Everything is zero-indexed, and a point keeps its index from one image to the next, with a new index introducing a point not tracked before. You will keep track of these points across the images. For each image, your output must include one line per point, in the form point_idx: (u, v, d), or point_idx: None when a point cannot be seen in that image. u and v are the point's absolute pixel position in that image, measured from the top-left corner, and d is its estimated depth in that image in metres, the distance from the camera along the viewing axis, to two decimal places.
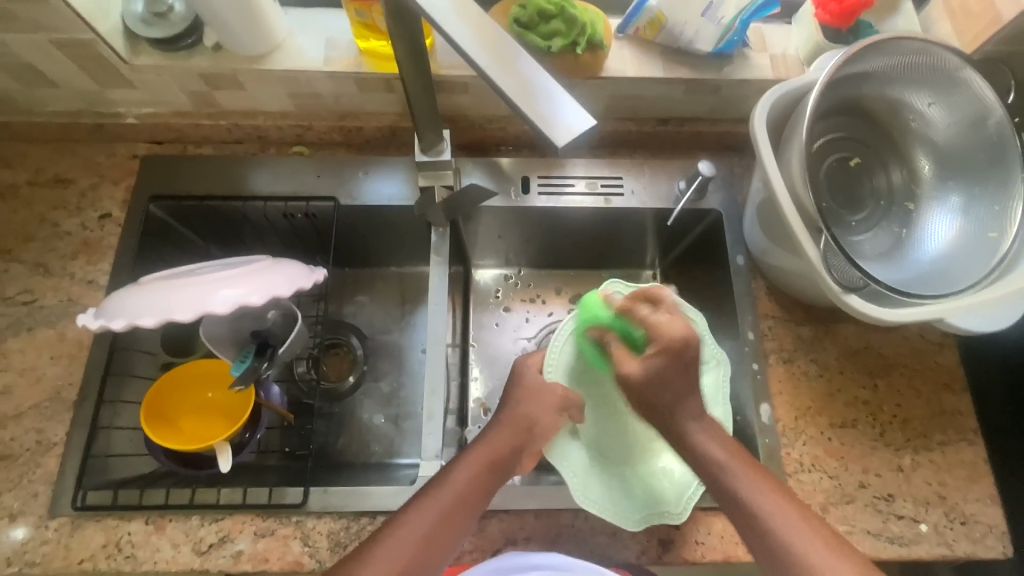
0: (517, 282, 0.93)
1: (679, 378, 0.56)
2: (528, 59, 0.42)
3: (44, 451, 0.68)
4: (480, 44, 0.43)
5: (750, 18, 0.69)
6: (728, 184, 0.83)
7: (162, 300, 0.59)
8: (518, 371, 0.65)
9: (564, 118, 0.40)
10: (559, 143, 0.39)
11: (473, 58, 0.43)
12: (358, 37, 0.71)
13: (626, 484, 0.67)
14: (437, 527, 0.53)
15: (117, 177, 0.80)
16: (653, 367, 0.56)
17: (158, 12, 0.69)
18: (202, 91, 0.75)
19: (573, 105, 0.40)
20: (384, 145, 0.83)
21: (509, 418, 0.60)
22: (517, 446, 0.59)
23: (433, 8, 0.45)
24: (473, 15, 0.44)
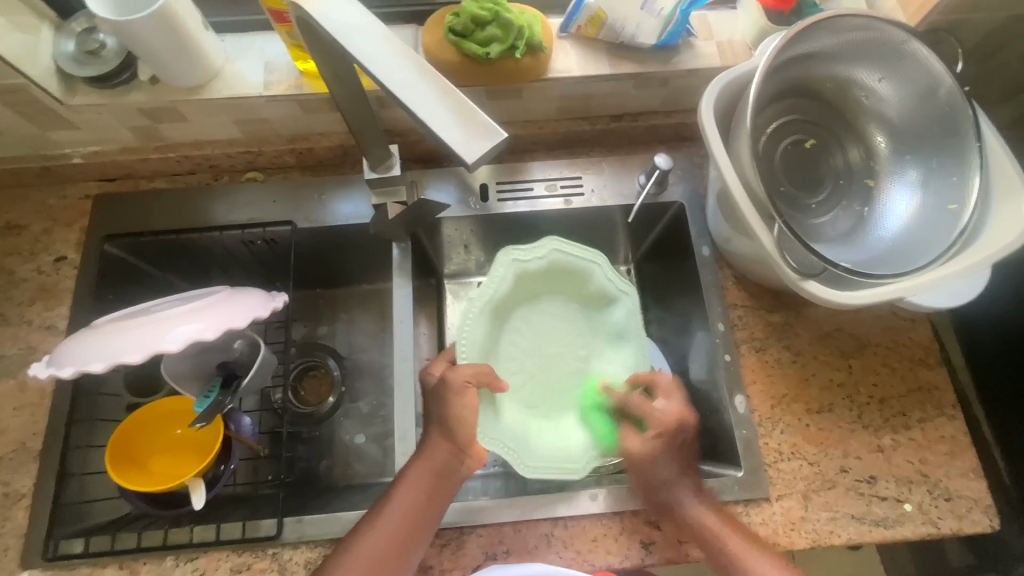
0: None
1: (679, 457, 0.66)
2: (442, 77, 0.43)
3: (13, 503, 0.67)
4: (390, 67, 0.43)
5: (689, 8, 0.67)
6: (689, 175, 0.82)
7: (112, 344, 0.58)
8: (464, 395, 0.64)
9: (477, 132, 0.40)
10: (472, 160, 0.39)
11: (385, 81, 0.43)
12: (295, 59, 0.69)
13: (558, 437, 0.72)
14: (384, 546, 0.58)
15: (70, 219, 0.79)
16: (652, 448, 0.65)
17: (90, 50, 0.68)
18: (145, 126, 0.74)
19: (486, 120, 0.41)
20: (337, 163, 0.82)
21: (437, 427, 0.63)
22: (453, 449, 0.62)
23: (340, 29, 0.44)
24: (382, 37, 0.44)
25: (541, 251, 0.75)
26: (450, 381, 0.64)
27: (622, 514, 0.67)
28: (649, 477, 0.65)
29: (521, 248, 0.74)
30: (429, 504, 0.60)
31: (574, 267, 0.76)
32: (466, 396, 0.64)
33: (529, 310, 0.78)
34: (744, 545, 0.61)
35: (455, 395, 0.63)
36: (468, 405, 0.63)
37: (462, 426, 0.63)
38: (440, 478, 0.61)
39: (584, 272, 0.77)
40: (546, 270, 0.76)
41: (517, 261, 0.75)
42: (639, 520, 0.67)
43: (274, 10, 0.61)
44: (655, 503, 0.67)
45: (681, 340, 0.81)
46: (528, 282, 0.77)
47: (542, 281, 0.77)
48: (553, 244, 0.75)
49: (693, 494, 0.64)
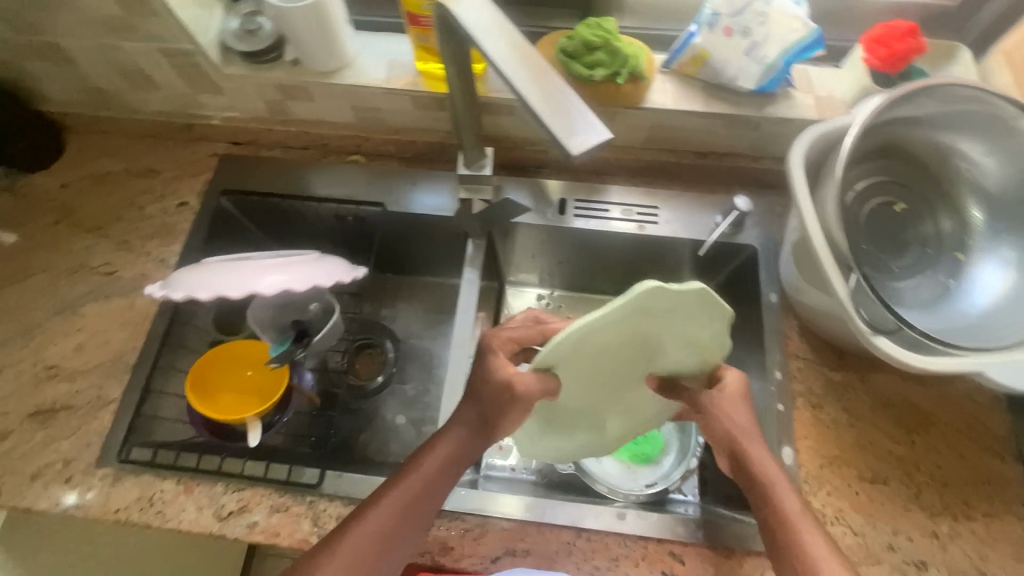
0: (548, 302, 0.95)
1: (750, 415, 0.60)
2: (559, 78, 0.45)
3: (102, 406, 0.75)
4: (511, 62, 0.47)
5: (794, 58, 0.69)
6: (766, 221, 0.82)
7: (219, 279, 0.65)
8: (491, 409, 0.59)
9: (581, 127, 0.42)
10: (572, 150, 0.41)
11: (505, 73, 0.46)
12: (419, 59, 0.76)
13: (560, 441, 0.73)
14: (395, 523, 0.56)
15: (197, 172, 0.90)
16: (733, 411, 0.60)
17: (250, 30, 0.77)
18: (277, 101, 0.83)
19: (591, 117, 0.43)
20: (432, 158, 0.88)
21: (470, 416, 0.60)
22: (480, 441, 0.60)
23: (473, 26, 0.49)
24: (505, 34, 0.48)
25: (680, 291, 0.52)
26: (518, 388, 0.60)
27: (647, 541, 0.67)
28: (737, 443, 0.59)
29: (667, 287, 0.51)
30: (438, 490, 0.59)
31: (695, 311, 0.55)
32: (518, 410, 0.60)
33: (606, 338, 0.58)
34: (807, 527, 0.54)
35: (513, 405, 0.60)
36: (514, 418, 0.61)
37: (496, 426, 0.60)
38: (459, 464, 0.60)
39: (698, 320, 0.56)
40: (671, 304, 0.54)
41: (649, 295, 0.51)
42: (663, 550, 0.66)
43: (411, 13, 0.68)
44: (684, 537, 0.66)
45: None
46: (637, 312, 0.55)
47: (646, 313, 0.55)
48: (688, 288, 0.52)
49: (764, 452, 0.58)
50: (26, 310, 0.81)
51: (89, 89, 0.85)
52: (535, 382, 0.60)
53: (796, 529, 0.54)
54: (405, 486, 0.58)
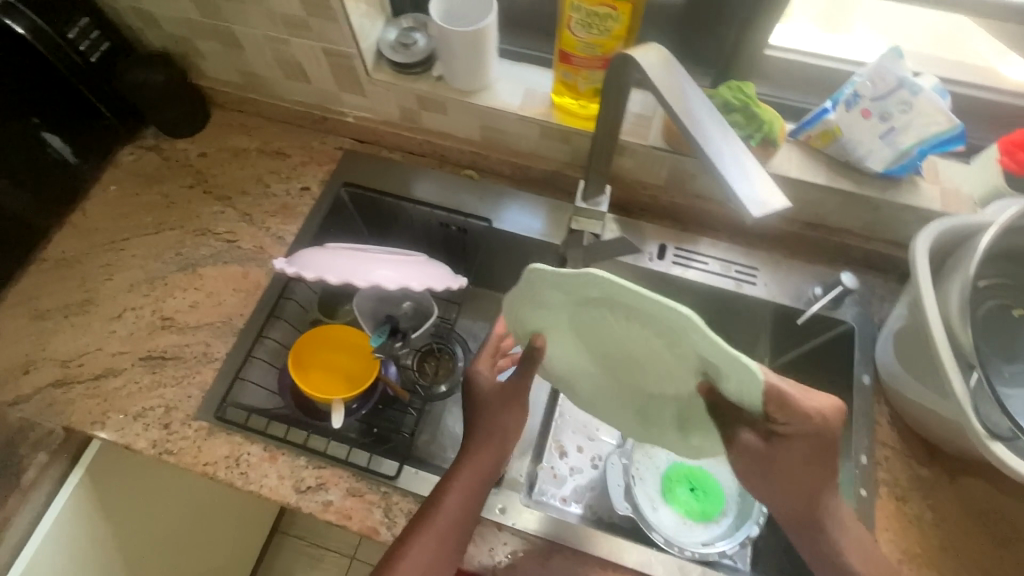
0: None
1: (816, 451, 0.56)
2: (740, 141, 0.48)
3: (206, 362, 0.80)
4: (696, 120, 0.49)
5: (930, 149, 0.69)
6: (866, 301, 0.82)
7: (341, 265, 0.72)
8: (498, 425, 0.66)
9: (764, 191, 0.45)
10: (754, 215, 0.44)
11: (690, 131, 0.49)
12: (555, 91, 0.80)
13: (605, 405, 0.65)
14: (435, 556, 0.60)
15: (322, 162, 0.96)
16: (788, 444, 0.56)
17: (404, 43, 0.83)
18: (412, 110, 0.89)
19: (772, 184, 0.45)
20: (543, 185, 0.91)
21: (480, 437, 0.65)
22: (496, 455, 0.65)
23: (660, 79, 0.51)
24: (690, 91, 0.51)
25: (581, 280, 0.50)
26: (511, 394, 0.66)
27: None
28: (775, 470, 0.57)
29: (544, 271, 0.52)
30: (469, 514, 0.63)
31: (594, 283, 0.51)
32: (512, 408, 0.66)
33: (551, 293, 0.55)
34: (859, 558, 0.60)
35: (513, 407, 0.66)
36: (504, 416, 0.66)
37: (504, 437, 0.66)
38: (483, 484, 0.65)
39: (599, 287, 0.50)
40: (573, 282, 0.52)
41: (540, 279, 0.53)
42: None
43: (563, 50, 0.71)
44: None
45: None
46: (580, 295, 0.53)
47: (582, 284, 0.51)
48: (601, 277, 0.49)
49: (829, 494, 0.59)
50: (154, 262, 0.88)
51: (246, 73, 0.93)
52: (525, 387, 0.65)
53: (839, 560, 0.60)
54: (437, 519, 0.62)
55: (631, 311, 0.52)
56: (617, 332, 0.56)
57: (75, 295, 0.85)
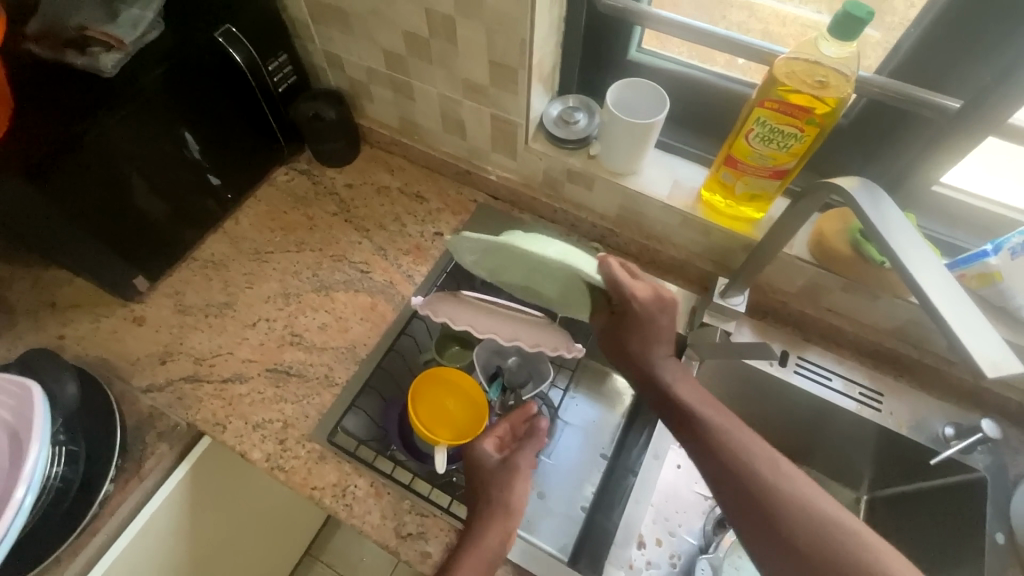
0: None
1: (638, 321, 0.67)
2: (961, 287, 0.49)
3: (326, 385, 0.83)
4: (917, 264, 0.50)
5: None
6: (1002, 452, 0.78)
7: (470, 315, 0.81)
8: (501, 496, 0.70)
9: (996, 348, 0.45)
10: (986, 370, 0.44)
11: (910, 273, 0.50)
12: (706, 187, 0.83)
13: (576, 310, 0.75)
14: None
15: (457, 211, 1.01)
16: (648, 299, 0.66)
17: (566, 120, 0.88)
18: (557, 179, 0.93)
19: (1003, 342, 0.45)
20: (667, 270, 0.93)
21: (483, 516, 0.69)
22: (505, 528, 0.68)
23: (878, 219, 0.53)
24: (910, 236, 0.52)
25: (468, 248, 0.73)
26: (517, 467, 0.72)
27: None
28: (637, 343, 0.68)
29: (451, 242, 0.73)
30: None
31: (496, 247, 0.70)
32: (520, 481, 0.71)
33: (477, 258, 0.75)
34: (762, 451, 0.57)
35: (515, 480, 0.71)
36: (519, 490, 0.71)
37: (513, 509, 0.70)
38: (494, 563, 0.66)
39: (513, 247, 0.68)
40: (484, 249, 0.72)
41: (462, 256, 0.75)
42: None
43: (732, 155, 0.73)
44: None
45: None
46: (484, 255, 0.74)
47: (490, 253, 0.73)
48: (474, 238, 0.70)
49: (674, 375, 0.67)
50: (292, 278, 0.93)
51: (407, 120, 1.00)
52: (529, 460, 0.73)
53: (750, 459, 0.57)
54: None
55: (501, 247, 0.70)
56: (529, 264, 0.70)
57: (217, 295, 0.91)
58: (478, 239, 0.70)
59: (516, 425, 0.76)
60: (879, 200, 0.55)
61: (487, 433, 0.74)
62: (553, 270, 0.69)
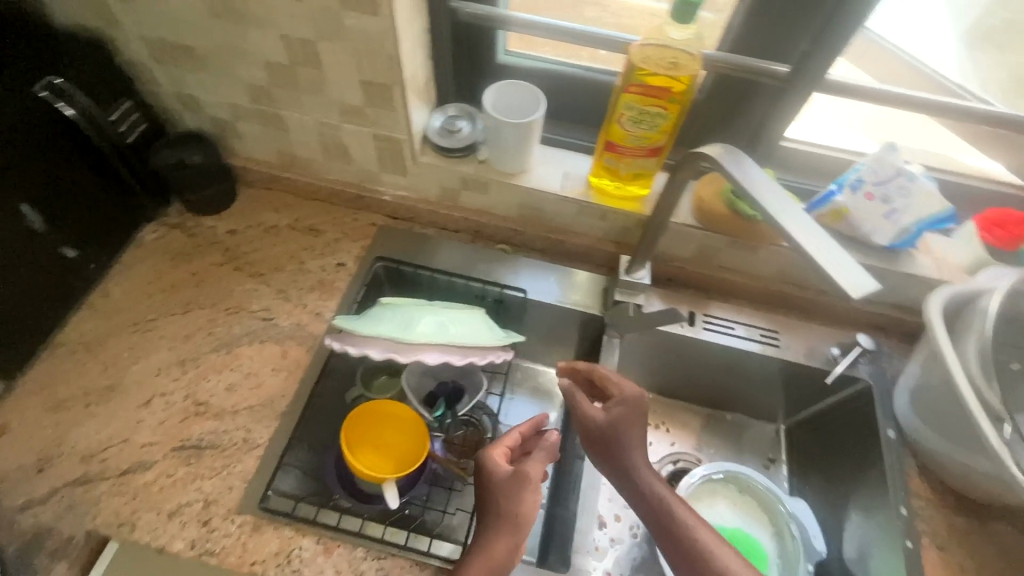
0: (644, 402, 1.04)
1: (629, 419, 0.71)
2: (833, 240, 0.54)
3: (248, 449, 0.76)
4: (779, 211, 0.56)
5: (926, 226, 0.80)
6: (880, 360, 0.90)
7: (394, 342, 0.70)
8: (506, 499, 0.65)
9: (854, 275, 0.51)
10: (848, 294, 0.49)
11: (774, 219, 0.56)
12: (594, 174, 0.87)
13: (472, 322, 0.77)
14: None
15: (357, 238, 0.98)
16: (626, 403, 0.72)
17: (450, 129, 0.89)
18: (453, 189, 0.93)
19: (859, 268, 0.51)
20: (574, 259, 0.97)
21: (492, 523, 0.64)
22: (512, 542, 0.63)
23: (741, 175, 0.59)
24: (773, 188, 0.58)
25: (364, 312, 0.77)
26: (528, 475, 0.67)
27: None
28: (613, 439, 0.70)
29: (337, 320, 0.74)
30: None
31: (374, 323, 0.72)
32: (531, 492, 0.66)
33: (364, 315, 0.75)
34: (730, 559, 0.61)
35: (526, 491, 0.66)
36: (526, 499, 0.65)
37: (522, 518, 0.64)
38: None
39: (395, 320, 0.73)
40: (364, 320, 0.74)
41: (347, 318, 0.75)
42: None
43: (612, 141, 0.78)
44: None
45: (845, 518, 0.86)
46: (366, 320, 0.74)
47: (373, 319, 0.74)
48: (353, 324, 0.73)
49: (644, 469, 0.69)
50: (186, 343, 0.84)
51: (285, 152, 0.95)
52: (540, 467, 0.68)
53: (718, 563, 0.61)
54: None
55: (381, 324, 0.72)
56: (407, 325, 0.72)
57: (97, 380, 0.80)
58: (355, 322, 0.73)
59: (526, 436, 0.75)
60: (750, 167, 0.60)
61: (495, 441, 0.71)
62: (430, 328, 0.72)
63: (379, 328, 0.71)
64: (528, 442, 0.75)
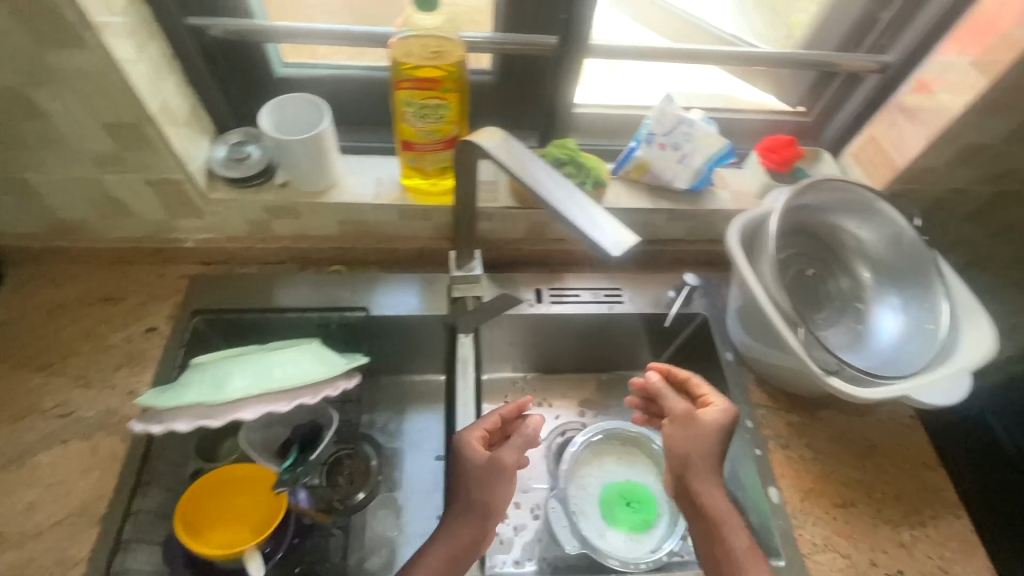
0: (524, 386, 1.03)
1: (732, 434, 0.72)
2: (585, 196, 0.54)
3: (64, 571, 0.65)
4: (540, 182, 0.56)
5: (715, 164, 0.87)
6: (710, 292, 0.97)
7: (203, 408, 0.63)
8: (478, 482, 0.69)
9: (614, 233, 0.51)
10: (610, 252, 0.50)
11: (536, 189, 0.55)
12: (404, 176, 0.84)
13: (302, 359, 0.72)
14: None
15: (166, 296, 0.87)
16: (723, 415, 0.73)
17: (238, 158, 0.81)
18: (262, 221, 0.85)
19: (618, 224, 0.52)
20: (414, 264, 0.94)
21: (460, 504, 0.68)
22: (477, 528, 0.67)
23: (502, 155, 0.58)
24: (534, 162, 0.58)
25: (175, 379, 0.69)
26: (503, 464, 0.70)
27: None
28: (685, 451, 0.71)
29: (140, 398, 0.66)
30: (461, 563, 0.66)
31: (181, 391, 0.65)
32: (508, 483, 0.70)
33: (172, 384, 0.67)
34: (749, 556, 0.64)
35: (501, 483, 0.69)
36: (503, 489, 0.69)
37: (490, 502, 0.68)
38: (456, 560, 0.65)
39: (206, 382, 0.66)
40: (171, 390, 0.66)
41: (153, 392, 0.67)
42: None
43: (405, 140, 0.75)
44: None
45: None
46: (173, 389, 0.66)
47: (182, 386, 0.66)
48: (157, 398, 0.65)
49: (710, 478, 0.69)
50: None
51: (48, 220, 0.82)
52: (517, 455, 0.71)
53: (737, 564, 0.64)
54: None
55: (189, 389, 0.65)
56: (219, 384, 0.65)
57: None
58: (160, 395, 0.65)
59: (507, 419, 0.77)
60: (509, 144, 0.60)
61: (471, 426, 0.74)
62: (247, 380, 0.66)
63: (183, 396, 0.63)
64: (508, 425, 0.78)
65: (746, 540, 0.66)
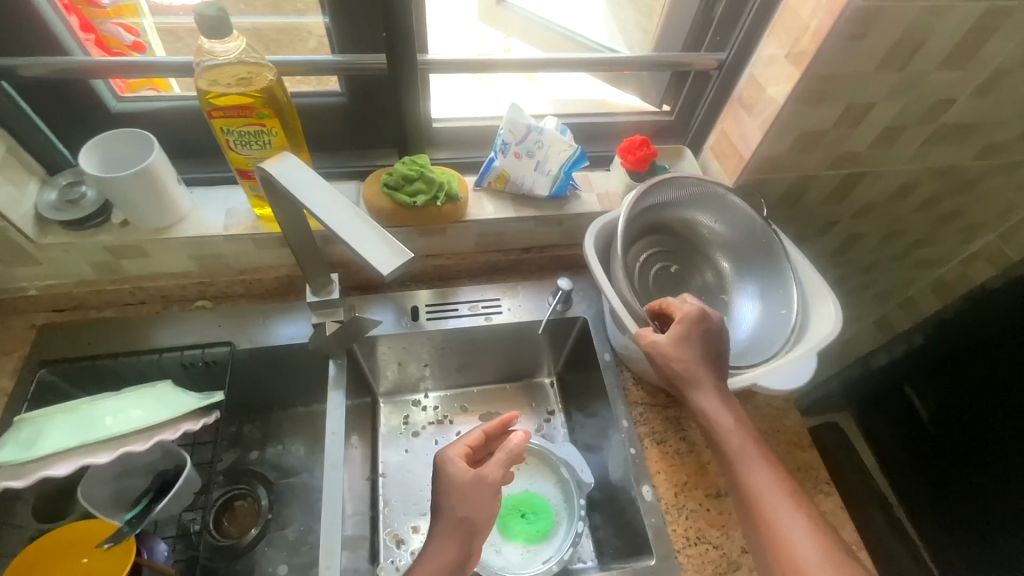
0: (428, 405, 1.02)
1: (698, 340, 0.71)
2: (371, 219, 0.55)
3: None
4: (331, 211, 0.56)
5: (571, 169, 0.88)
6: (589, 294, 0.98)
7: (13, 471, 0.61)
8: (459, 495, 0.65)
9: (391, 254, 0.52)
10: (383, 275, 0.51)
11: (328, 221, 0.55)
12: (255, 207, 0.82)
13: (136, 405, 0.68)
14: None
15: (10, 349, 0.82)
16: (673, 333, 0.72)
17: (70, 199, 0.78)
18: (108, 262, 0.82)
19: (397, 247, 0.53)
20: (284, 292, 0.92)
21: (444, 525, 0.64)
22: (462, 550, 0.63)
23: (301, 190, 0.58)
24: (330, 194, 0.57)
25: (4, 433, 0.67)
26: (487, 480, 0.65)
27: None
28: (681, 371, 0.71)
29: None
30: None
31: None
32: (488, 497, 0.65)
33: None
34: (754, 461, 0.67)
35: (486, 500, 0.65)
36: (479, 504, 0.64)
37: (474, 521, 0.64)
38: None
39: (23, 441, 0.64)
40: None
41: None
42: None
43: (241, 169, 0.74)
44: None
45: (599, 444, 0.93)
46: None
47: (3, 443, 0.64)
48: None
49: (703, 393, 0.70)
50: None
51: None
52: (501, 471, 0.66)
53: (747, 469, 0.67)
54: None
55: (6, 449, 0.63)
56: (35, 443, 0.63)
57: None
58: None
59: (493, 435, 0.74)
60: (304, 173, 0.59)
61: (456, 441, 0.72)
62: (63, 438, 0.64)
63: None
64: (493, 441, 0.75)
65: (737, 439, 0.68)
